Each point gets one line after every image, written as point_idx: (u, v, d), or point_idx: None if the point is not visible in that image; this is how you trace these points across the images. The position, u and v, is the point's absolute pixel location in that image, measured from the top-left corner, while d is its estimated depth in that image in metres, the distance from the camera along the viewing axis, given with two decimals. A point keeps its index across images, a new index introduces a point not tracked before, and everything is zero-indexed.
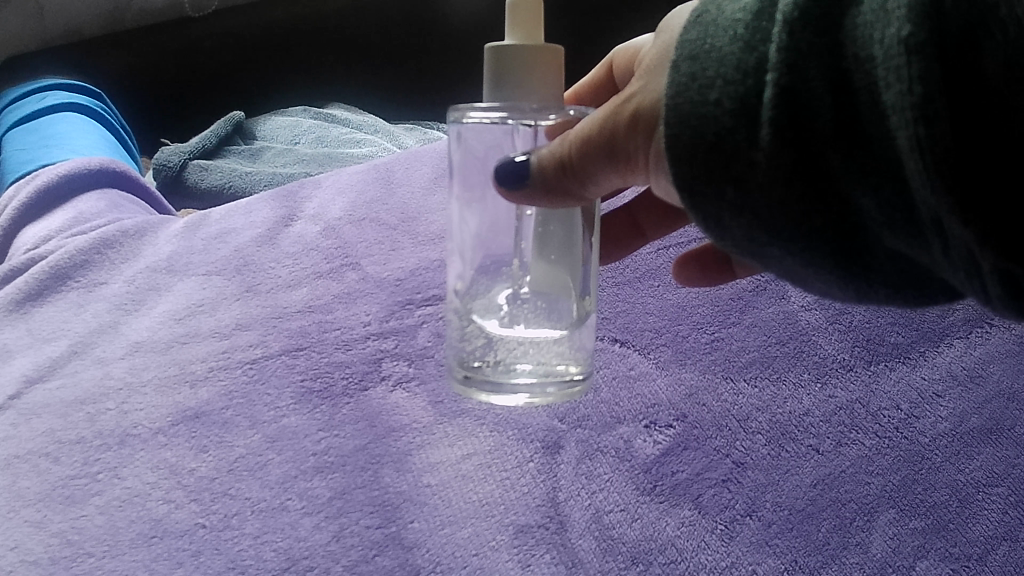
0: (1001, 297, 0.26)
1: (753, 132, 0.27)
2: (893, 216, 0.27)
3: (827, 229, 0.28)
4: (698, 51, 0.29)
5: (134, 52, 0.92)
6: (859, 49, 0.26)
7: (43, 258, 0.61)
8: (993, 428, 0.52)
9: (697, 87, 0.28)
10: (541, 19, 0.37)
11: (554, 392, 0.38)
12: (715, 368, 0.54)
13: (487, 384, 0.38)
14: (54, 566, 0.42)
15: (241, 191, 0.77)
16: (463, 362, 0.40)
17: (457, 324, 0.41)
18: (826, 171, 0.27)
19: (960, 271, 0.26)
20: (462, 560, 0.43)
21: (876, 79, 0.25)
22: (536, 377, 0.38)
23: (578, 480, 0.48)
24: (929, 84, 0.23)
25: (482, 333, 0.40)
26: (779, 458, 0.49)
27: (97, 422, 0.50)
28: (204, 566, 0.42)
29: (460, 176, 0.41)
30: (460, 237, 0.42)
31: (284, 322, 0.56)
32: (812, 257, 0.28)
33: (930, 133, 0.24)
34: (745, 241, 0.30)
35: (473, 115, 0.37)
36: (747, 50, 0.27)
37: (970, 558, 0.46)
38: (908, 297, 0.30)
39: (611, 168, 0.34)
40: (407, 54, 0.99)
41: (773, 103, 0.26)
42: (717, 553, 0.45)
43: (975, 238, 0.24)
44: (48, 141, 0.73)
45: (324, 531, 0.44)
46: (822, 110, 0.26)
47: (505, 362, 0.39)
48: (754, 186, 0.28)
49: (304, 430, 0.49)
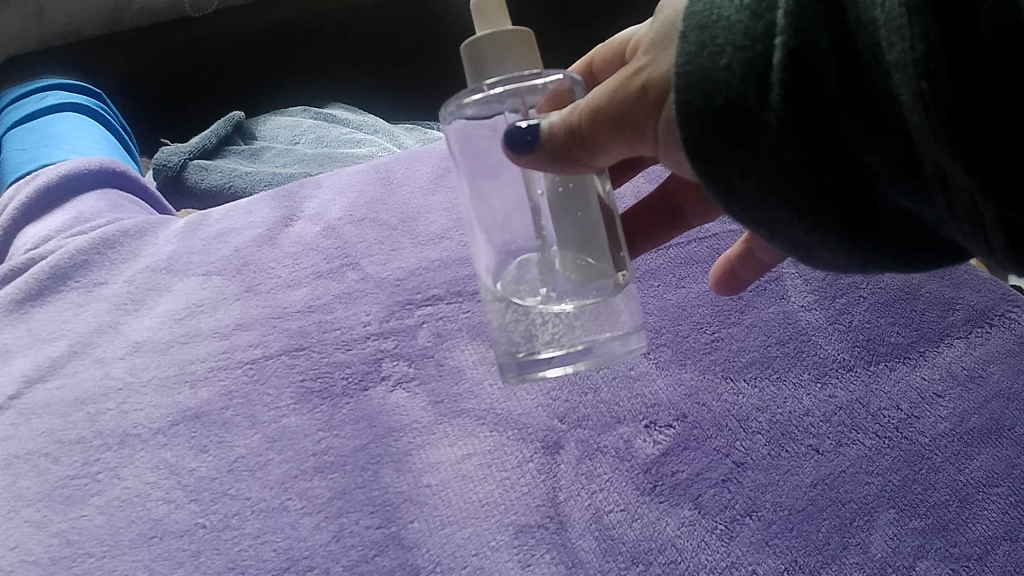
0: (1003, 249, 0.26)
1: (764, 94, 0.27)
2: (899, 173, 0.27)
3: (835, 188, 0.28)
4: (705, 21, 0.29)
5: (133, 50, 0.91)
6: (861, 13, 0.26)
7: (43, 258, 0.60)
8: (993, 428, 0.51)
9: (706, 55, 0.28)
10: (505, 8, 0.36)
11: (602, 356, 0.37)
12: (715, 368, 0.54)
13: (541, 361, 0.37)
14: (54, 566, 0.42)
15: (241, 191, 0.77)
16: (511, 350, 0.38)
17: (496, 311, 0.39)
18: (833, 129, 0.27)
19: (964, 225, 0.27)
20: (461, 560, 0.43)
21: (878, 40, 0.25)
22: (586, 346, 0.37)
23: (578, 480, 0.48)
24: (930, 42, 0.24)
25: (526, 316, 0.38)
26: (780, 458, 0.49)
27: (97, 422, 0.50)
28: (204, 566, 0.43)
29: (465, 169, 0.39)
30: (473, 230, 0.40)
31: (284, 322, 0.56)
32: (820, 218, 0.29)
33: (932, 88, 0.24)
34: (756, 205, 0.30)
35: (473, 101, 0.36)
36: (754, 18, 0.28)
37: (970, 558, 0.46)
38: (911, 259, 0.30)
39: (618, 138, 0.33)
40: (407, 53, 1.00)
41: (783, 64, 0.27)
42: (717, 553, 0.45)
43: (981, 187, 0.24)
44: (49, 141, 0.73)
45: (324, 531, 0.44)
46: (828, 71, 0.26)
47: (558, 338, 0.37)
48: (763, 149, 0.28)
49: (304, 430, 0.49)
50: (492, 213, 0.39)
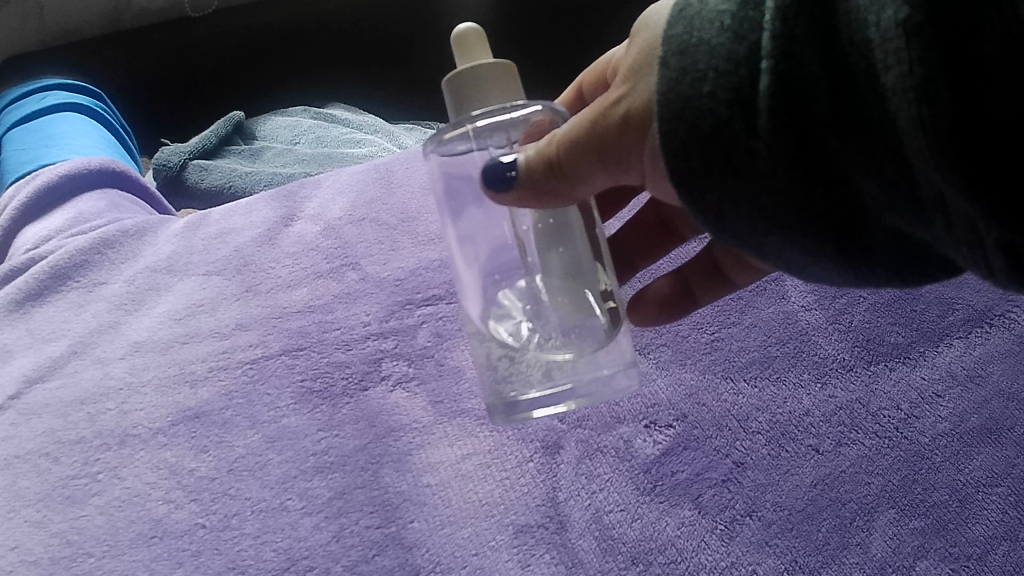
0: (1004, 272, 0.26)
1: (751, 121, 0.27)
2: (895, 197, 0.27)
3: (829, 213, 0.28)
4: (686, 45, 0.29)
5: (130, 49, 0.90)
6: (853, 32, 0.26)
7: (43, 258, 0.60)
8: (994, 428, 0.52)
9: (689, 81, 0.28)
10: (486, 43, 0.36)
11: (594, 393, 0.37)
12: (715, 368, 0.54)
13: (531, 402, 0.37)
14: (54, 566, 0.43)
15: (241, 191, 0.77)
16: (498, 391, 0.38)
17: (483, 353, 0.38)
18: (826, 154, 0.27)
19: (963, 249, 0.26)
20: (462, 560, 0.44)
21: (873, 61, 0.25)
22: (574, 383, 0.37)
23: (578, 480, 0.48)
24: (928, 65, 0.23)
25: (511, 357, 0.37)
26: (779, 458, 0.49)
27: (97, 422, 0.50)
28: (204, 566, 0.43)
29: (446, 202, 0.38)
30: (456, 264, 0.39)
31: (284, 322, 0.56)
32: (814, 243, 0.29)
33: (932, 113, 0.24)
34: (747, 231, 0.30)
35: (447, 136, 0.36)
36: (737, 40, 0.28)
37: (970, 558, 0.46)
38: (907, 276, 0.30)
39: (604, 165, 0.34)
40: (407, 53, 1.00)
41: (772, 90, 0.27)
42: (717, 553, 0.45)
43: (982, 212, 0.24)
44: (48, 141, 0.73)
45: (324, 531, 0.45)
46: (818, 94, 0.26)
47: (543, 378, 0.37)
48: (754, 175, 0.28)
49: (304, 430, 0.49)
50: (476, 246, 0.38)
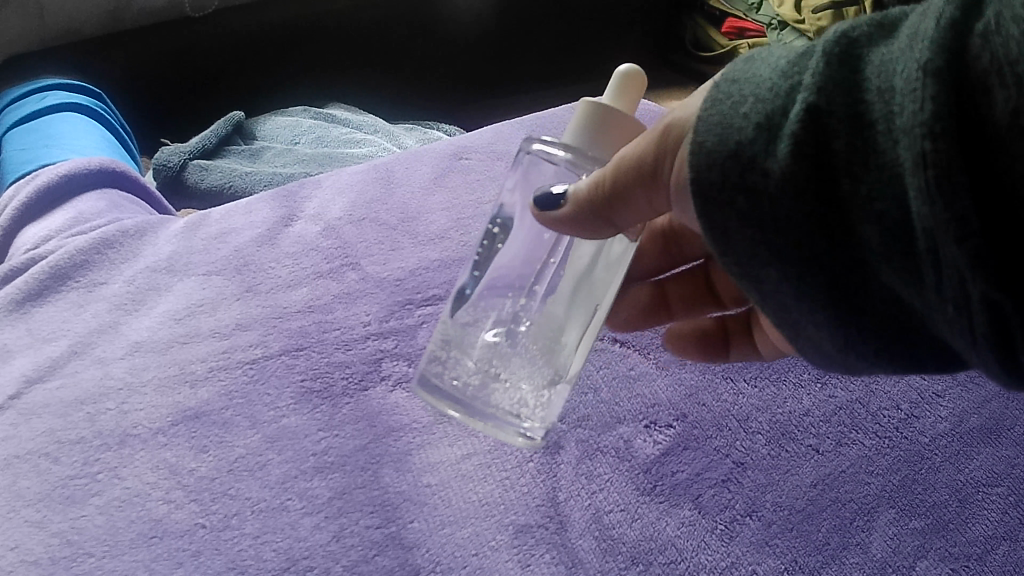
0: (987, 336, 0.25)
1: (771, 145, 0.28)
2: (893, 248, 0.26)
3: (829, 253, 0.28)
4: (739, 76, 0.30)
5: (129, 50, 0.88)
6: (881, 82, 0.26)
7: (43, 258, 0.60)
8: (994, 428, 0.52)
9: (731, 103, 0.29)
10: (638, 95, 0.37)
11: (492, 425, 0.38)
12: (715, 368, 0.54)
13: (441, 394, 0.38)
14: (54, 566, 0.43)
15: (241, 191, 0.78)
16: (427, 364, 0.40)
17: (442, 331, 0.41)
18: (835, 194, 0.27)
19: (949, 307, 0.26)
20: (462, 560, 0.44)
21: (894, 108, 0.26)
22: (485, 403, 0.38)
23: (578, 480, 0.48)
24: (940, 105, 0.24)
25: (454, 349, 0.39)
26: (780, 458, 0.49)
27: (97, 422, 0.50)
28: (204, 566, 0.43)
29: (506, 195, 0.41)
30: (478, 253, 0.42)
31: (284, 322, 0.56)
32: (810, 282, 0.29)
33: (936, 148, 0.23)
34: (747, 258, 0.30)
35: (544, 146, 0.38)
36: (783, 78, 0.28)
37: (970, 558, 0.46)
38: (897, 349, 0.29)
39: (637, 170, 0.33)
40: (406, 53, 1.02)
41: (799, 118, 0.27)
42: (717, 553, 0.45)
43: (968, 258, 0.24)
44: (48, 141, 0.73)
45: (324, 531, 0.45)
46: (840, 131, 0.27)
47: (466, 381, 0.38)
48: (765, 197, 0.28)
49: (304, 430, 0.49)
50: (507, 252, 0.41)
